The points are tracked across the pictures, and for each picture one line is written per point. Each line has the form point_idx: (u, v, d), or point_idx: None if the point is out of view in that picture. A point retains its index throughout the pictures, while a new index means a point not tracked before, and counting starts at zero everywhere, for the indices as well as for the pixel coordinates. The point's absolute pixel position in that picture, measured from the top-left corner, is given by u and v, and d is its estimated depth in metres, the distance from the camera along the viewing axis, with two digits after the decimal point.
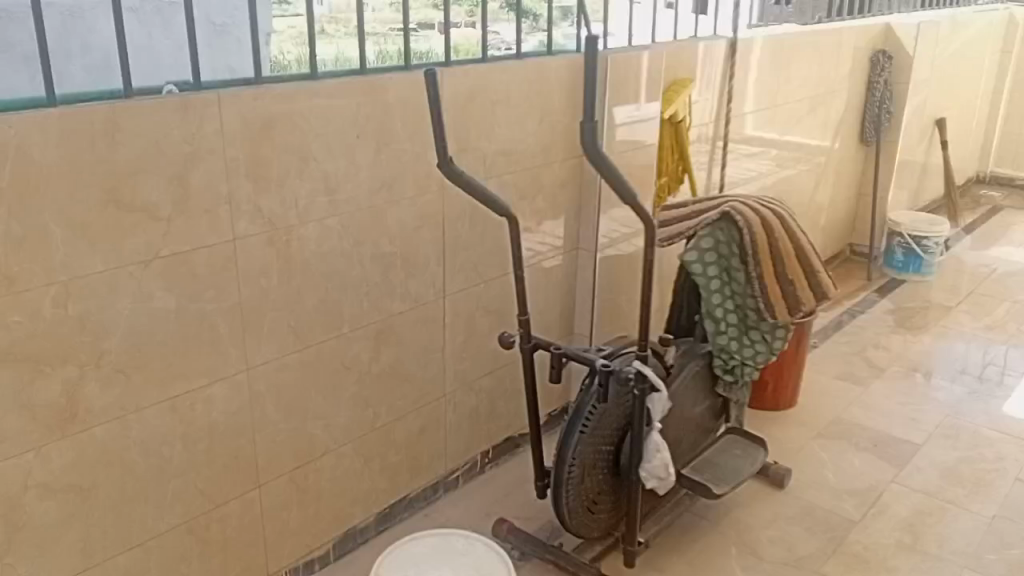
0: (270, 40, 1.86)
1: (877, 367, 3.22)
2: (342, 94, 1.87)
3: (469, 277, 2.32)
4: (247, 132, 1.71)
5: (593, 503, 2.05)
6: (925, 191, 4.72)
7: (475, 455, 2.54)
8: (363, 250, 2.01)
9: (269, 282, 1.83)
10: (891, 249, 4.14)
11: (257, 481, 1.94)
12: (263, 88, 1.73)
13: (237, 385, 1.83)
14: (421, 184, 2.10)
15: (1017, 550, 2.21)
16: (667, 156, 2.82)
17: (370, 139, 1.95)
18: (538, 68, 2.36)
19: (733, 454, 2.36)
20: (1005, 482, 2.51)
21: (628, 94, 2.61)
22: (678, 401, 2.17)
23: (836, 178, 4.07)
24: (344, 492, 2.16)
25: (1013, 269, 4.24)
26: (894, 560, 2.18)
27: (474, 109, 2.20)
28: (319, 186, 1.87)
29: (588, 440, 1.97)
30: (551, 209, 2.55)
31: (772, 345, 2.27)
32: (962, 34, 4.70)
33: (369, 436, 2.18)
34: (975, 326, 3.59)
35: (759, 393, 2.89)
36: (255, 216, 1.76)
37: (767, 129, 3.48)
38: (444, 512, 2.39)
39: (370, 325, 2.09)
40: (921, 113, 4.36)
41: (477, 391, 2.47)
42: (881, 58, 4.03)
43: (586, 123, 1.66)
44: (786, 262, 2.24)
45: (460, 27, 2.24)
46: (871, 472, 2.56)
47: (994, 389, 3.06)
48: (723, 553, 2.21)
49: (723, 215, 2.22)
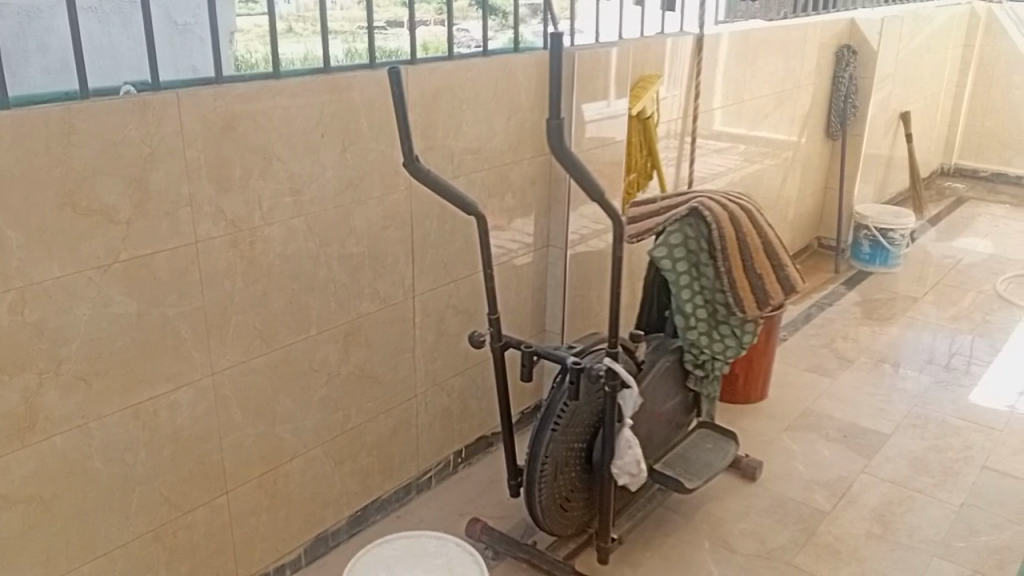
0: (233, 39, 1.83)
1: (846, 359, 3.26)
2: (306, 94, 1.84)
3: (438, 277, 2.30)
4: (208, 132, 1.68)
5: (566, 501, 2.04)
6: (892, 184, 4.78)
7: (447, 455, 2.53)
8: (330, 251, 1.98)
9: (233, 284, 1.80)
10: (858, 242, 4.19)
11: (225, 487, 1.91)
12: (225, 88, 1.70)
13: (202, 390, 1.80)
14: (388, 183, 2.08)
15: (984, 538, 2.24)
16: (635, 152, 2.83)
17: (335, 138, 1.93)
18: (506, 65, 2.34)
19: (705, 448, 2.37)
20: (972, 470, 2.54)
21: (596, 90, 2.60)
22: (649, 397, 2.17)
23: (803, 173, 4.10)
24: (315, 496, 2.14)
25: (977, 260, 4.30)
26: (864, 550, 2.20)
27: (441, 107, 2.18)
28: (284, 186, 1.85)
29: (560, 437, 1.96)
30: (521, 207, 2.54)
31: (741, 340, 2.28)
32: (925, 29, 4.76)
33: (339, 439, 2.16)
34: (941, 316, 3.64)
35: (730, 387, 2.91)
36: (217, 217, 1.73)
37: (735, 124, 3.50)
38: (417, 513, 2.37)
39: (338, 326, 2.06)
40: (886, 107, 4.41)
41: (448, 391, 2.45)
42: (845, 53, 4.07)
43: (552, 121, 1.65)
44: (754, 257, 2.27)
45: (429, 25, 2.23)
46: (841, 463, 2.58)
47: (961, 379, 3.10)
48: (696, 548, 2.22)
49: (692, 210, 2.24)
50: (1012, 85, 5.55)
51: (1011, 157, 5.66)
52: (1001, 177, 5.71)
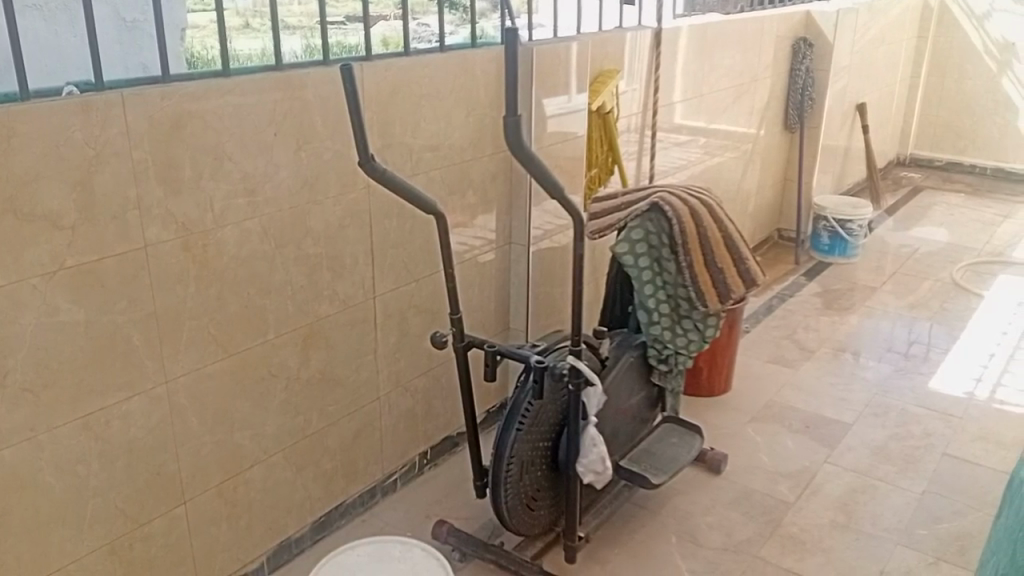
0: (185, 34, 1.79)
1: (808, 350, 3.29)
2: (258, 92, 1.80)
3: (399, 276, 2.27)
4: (155, 132, 1.63)
5: (532, 500, 2.03)
6: (848, 174, 4.85)
7: (413, 457, 2.50)
8: (286, 253, 1.94)
9: (186, 289, 1.75)
10: (817, 233, 4.21)
11: (182, 497, 1.86)
12: (172, 87, 1.65)
13: (155, 398, 1.75)
14: (345, 182, 2.05)
15: (945, 524, 2.27)
16: (595, 146, 2.81)
17: (288, 137, 1.88)
18: (463, 61, 2.31)
19: (670, 443, 2.38)
20: (933, 457, 2.58)
21: (557, 85, 2.58)
22: (614, 394, 2.17)
23: (763, 165, 4.13)
24: (276, 503, 2.10)
25: (933, 248, 4.38)
26: (829, 540, 2.22)
27: (398, 104, 2.15)
28: (237, 187, 1.80)
29: (525, 437, 1.95)
30: (482, 203, 2.51)
31: (704, 333, 2.29)
32: (880, 20, 4.82)
33: (300, 444, 2.12)
34: (899, 305, 3.69)
35: (694, 380, 2.92)
36: (167, 220, 1.68)
37: (695, 117, 3.52)
38: (382, 516, 2.34)
39: (297, 329, 2.02)
40: (842, 98, 4.46)
41: (412, 392, 2.42)
42: (802, 45, 4.10)
43: (509, 118, 1.63)
44: (715, 250, 2.25)
45: (387, 20, 2.20)
46: (805, 453, 2.61)
47: (919, 366, 3.15)
48: (663, 542, 2.22)
49: (652, 205, 2.22)
50: (965, 75, 5.65)
51: (965, 146, 5.77)
52: (955, 166, 5.83)
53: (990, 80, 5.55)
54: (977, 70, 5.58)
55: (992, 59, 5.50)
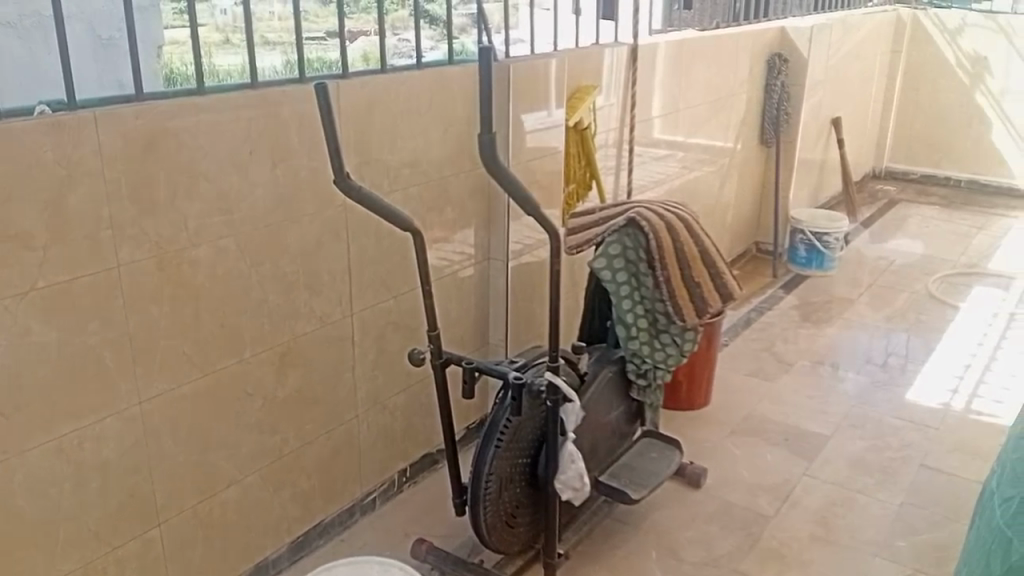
0: (160, 51, 1.78)
1: (786, 362, 3.31)
2: (233, 109, 1.79)
3: (376, 293, 2.26)
4: (129, 151, 1.62)
5: (511, 518, 2.02)
6: (824, 188, 4.91)
7: (392, 475, 2.48)
8: (262, 271, 1.93)
9: (160, 309, 1.74)
10: (795, 246, 4.25)
11: (157, 520, 1.84)
12: (146, 106, 1.64)
13: (129, 419, 1.73)
14: (322, 200, 2.04)
15: (923, 536, 2.29)
16: (573, 162, 2.81)
17: (264, 155, 1.87)
18: (440, 78, 2.32)
19: (649, 458, 2.38)
20: (910, 468, 2.60)
21: (536, 101, 2.59)
22: (592, 409, 2.18)
23: (740, 178, 4.16)
24: (253, 524, 2.07)
25: (908, 260, 4.43)
26: (808, 553, 2.23)
27: (375, 121, 2.14)
28: (212, 205, 1.79)
29: (504, 454, 1.94)
30: (460, 219, 2.51)
31: (682, 348, 2.29)
32: (854, 36, 4.89)
33: (277, 464, 2.10)
34: (876, 317, 3.73)
35: (674, 394, 2.92)
36: (140, 240, 1.67)
37: (673, 132, 3.55)
38: (361, 536, 2.32)
39: (273, 347, 2.01)
40: (818, 112, 4.52)
41: (390, 410, 2.41)
42: (776, 60, 4.15)
43: (484, 135, 1.65)
44: (692, 264, 2.26)
45: (366, 34, 2.20)
46: (783, 466, 2.62)
47: (896, 378, 3.18)
48: (644, 558, 2.22)
49: (630, 221, 2.23)
50: (938, 89, 5.74)
51: (940, 159, 5.85)
52: (930, 178, 5.91)
53: (964, 94, 5.64)
54: (950, 84, 5.68)
55: (964, 73, 5.60)
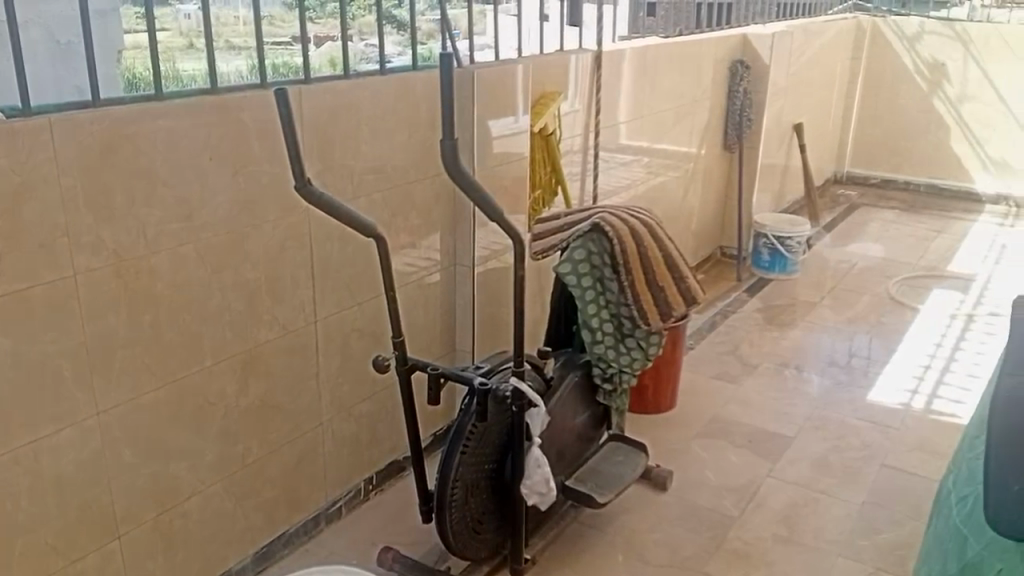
0: (120, 56, 1.76)
1: (750, 365, 3.34)
2: (192, 115, 1.77)
3: (341, 300, 2.25)
4: (85, 157, 1.59)
5: (477, 523, 2.02)
6: (786, 193, 4.98)
7: (358, 483, 2.47)
8: (223, 278, 1.91)
9: (118, 318, 1.71)
10: (758, 250, 4.30)
11: (116, 532, 1.81)
12: (103, 111, 1.62)
13: (86, 430, 1.70)
14: (284, 206, 2.02)
15: (884, 535, 2.32)
16: (538, 167, 2.83)
17: (224, 161, 1.86)
18: (405, 83, 2.31)
19: (615, 461, 2.39)
20: (871, 468, 2.64)
21: (503, 107, 2.58)
22: (558, 413, 2.19)
23: (704, 183, 4.21)
24: (215, 535, 2.05)
25: (870, 263, 4.50)
26: (772, 554, 2.25)
27: (338, 127, 2.13)
28: (172, 212, 1.77)
29: (470, 460, 1.93)
30: (426, 225, 2.51)
31: (647, 351, 2.31)
32: (815, 43, 4.97)
33: (240, 473, 2.07)
34: (838, 319, 3.78)
35: (640, 398, 2.94)
36: (97, 247, 1.64)
37: (638, 137, 3.58)
38: (327, 544, 2.30)
39: (234, 355, 1.98)
40: (780, 118, 4.59)
41: (356, 417, 2.40)
42: (738, 67, 4.20)
43: (446, 141, 1.66)
44: (655, 268, 2.29)
45: (330, 40, 2.19)
46: (748, 467, 2.65)
47: (858, 379, 3.22)
48: (610, 560, 2.23)
49: (594, 226, 2.24)
50: (897, 96, 5.85)
51: (899, 164, 5.96)
52: (890, 182, 6.02)
53: (922, 99, 5.76)
54: (909, 90, 5.79)
55: (923, 79, 5.73)
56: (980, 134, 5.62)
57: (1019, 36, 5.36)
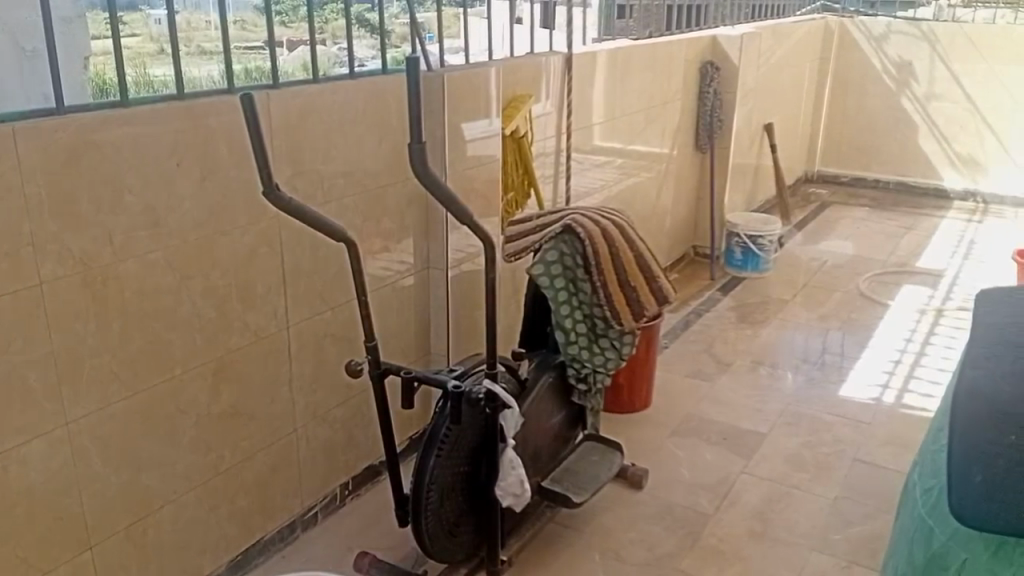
0: (87, 62, 1.75)
1: (724, 363, 3.37)
2: (158, 120, 1.76)
3: (313, 305, 2.24)
4: (50, 166, 1.58)
5: (454, 526, 2.02)
6: (757, 192, 5.03)
7: (334, 489, 2.46)
8: (193, 285, 1.90)
9: (86, 327, 1.70)
10: (731, 250, 4.34)
11: (88, 543, 1.79)
12: (68, 119, 1.60)
13: (56, 441, 1.68)
14: (253, 212, 2.01)
15: (857, 528, 2.36)
16: (510, 170, 2.84)
17: (192, 167, 1.84)
18: (375, 88, 2.31)
19: (591, 461, 2.40)
20: (843, 463, 2.68)
21: (475, 110, 2.58)
22: (533, 414, 2.19)
23: (677, 183, 4.24)
24: (189, 544, 2.03)
25: (841, 261, 4.56)
26: (747, 550, 2.27)
27: (307, 131, 2.12)
28: (139, 219, 1.75)
29: (445, 463, 1.93)
30: (398, 230, 2.50)
31: (621, 351, 2.32)
32: (784, 44, 5.03)
33: (213, 481, 2.06)
34: (810, 316, 3.82)
35: (615, 397, 2.95)
36: (63, 256, 1.63)
37: (611, 139, 3.60)
38: (303, 551, 2.30)
39: (205, 363, 1.97)
40: (750, 119, 4.63)
41: (330, 423, 2.39)
42: (708, 69, 4.24)
43: (414, 145, 1.66)
44: (628, 270, 2.30)
45: (299, 44, 2.18)
46: (722, 464, 2.67)
47: (830, 375, 3.26)
48: (587, 560, 2.24)
49: (566, 227, 2.26)
50: (865, 95, 5.92)
51: (868, 163, 6.04)
52: (860, 180, 6.10)
53: (890, 99, 5.85)
54: (877, 89, 5.87)
55: (891, 78, 5.81)
56: (948, 132, 5.71)
57: (983, 35, 5.47)
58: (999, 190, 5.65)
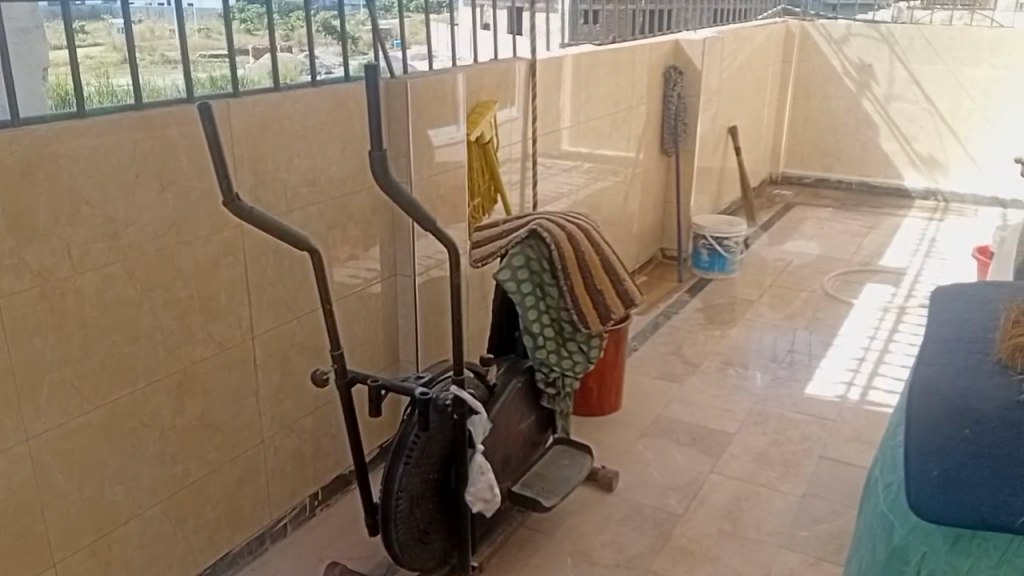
0: (46, 73, 1.71)
1: (692, 364, 3.40)
2: (116, 131, 1.74)
3: (278, 315, 2.23)
4: (5, 178, 1.56)
5: (424, 533, 2.02)
6: (723, 195, 5.09)
7: (303, 499, 2.45)
8: (154, 296, 1.88)
9: (44, 341, 1.67)
10: (697, 251, 4.38)
11: (51, 560, 1.77)
12: (22, 132, 1.58)
13: (15, 458, 1.65)
14: (214, 222, 2.00)
15: (824, 525, 2.38)
16: (476, 175, 2.84)
17: (151, 177, 1.83)
18: (338, 95, 2.30)
19: (562, 464, 2.41)
20: (811, 460, 2.71)
21: (441, 116, 2.58)
22: (503, 419, 2.19)
23: (643, 187, 4.27)
24: (156, 558, 2.01)
25: (806, 260, 4.62)
26: (716, 549, 2.29)
27: (269, 140, 2.11)
28: (98, 231, 1.73)
29: (414, 470, 1.93)
30: (364, 238, 2.50)
31: (588, 354, 2.35)
32: (746, 48, 5.09)
33: (180, 495, 2.04)
34: (777, 316, 3.87)
35: (585, 400, 2.97)
36: (20, 269, 1.60)
37: (577, 143, 3.61)
38: (273, 563, 2.28)
39: (168, 375, 1.95)
40: (714, 123, 4.68)
41: (298, 433, 2.38)
42: (672, 73, 4.27)
43: (375, 153, 1.66)
44: (594, 272, 2.32)
45: (260, 51, 2.16)
46: (692, 465, 2.69)
47: (797, 374, 3.31)
48: (558, 563, 2.24)
49: (531, 232, 2.27)
50: (828, 97, 6.02)
51: (831, 164, 6.13)
52: (823, 181, 6.19)
53: (851, 100, 5.94)
54: (839, 91, 5.97)
55: (852, 80, 5.90)
56: (909, 133, 5.82)
57: (941, 37, 5.58)
58: (959, 189, 5.76)
